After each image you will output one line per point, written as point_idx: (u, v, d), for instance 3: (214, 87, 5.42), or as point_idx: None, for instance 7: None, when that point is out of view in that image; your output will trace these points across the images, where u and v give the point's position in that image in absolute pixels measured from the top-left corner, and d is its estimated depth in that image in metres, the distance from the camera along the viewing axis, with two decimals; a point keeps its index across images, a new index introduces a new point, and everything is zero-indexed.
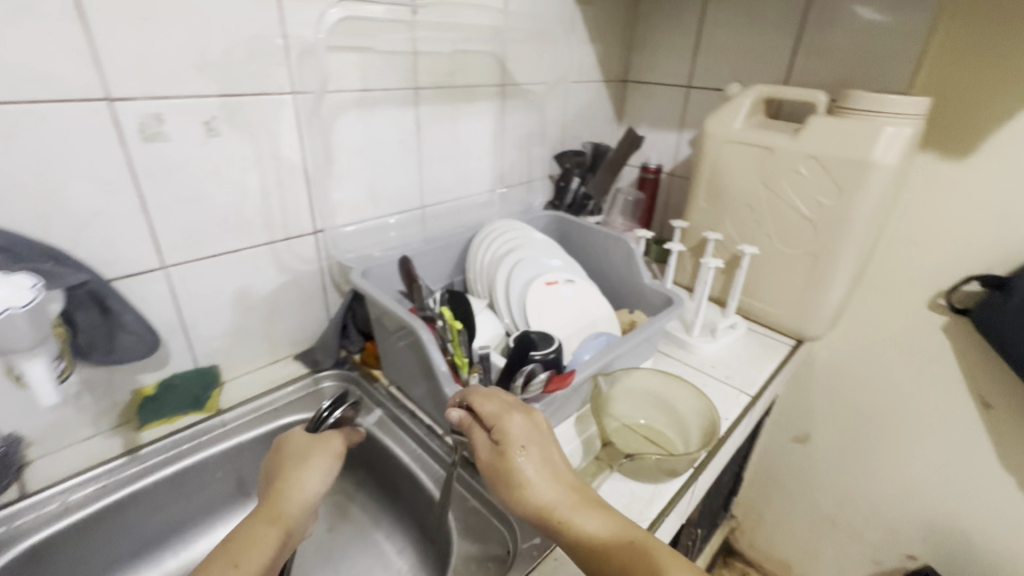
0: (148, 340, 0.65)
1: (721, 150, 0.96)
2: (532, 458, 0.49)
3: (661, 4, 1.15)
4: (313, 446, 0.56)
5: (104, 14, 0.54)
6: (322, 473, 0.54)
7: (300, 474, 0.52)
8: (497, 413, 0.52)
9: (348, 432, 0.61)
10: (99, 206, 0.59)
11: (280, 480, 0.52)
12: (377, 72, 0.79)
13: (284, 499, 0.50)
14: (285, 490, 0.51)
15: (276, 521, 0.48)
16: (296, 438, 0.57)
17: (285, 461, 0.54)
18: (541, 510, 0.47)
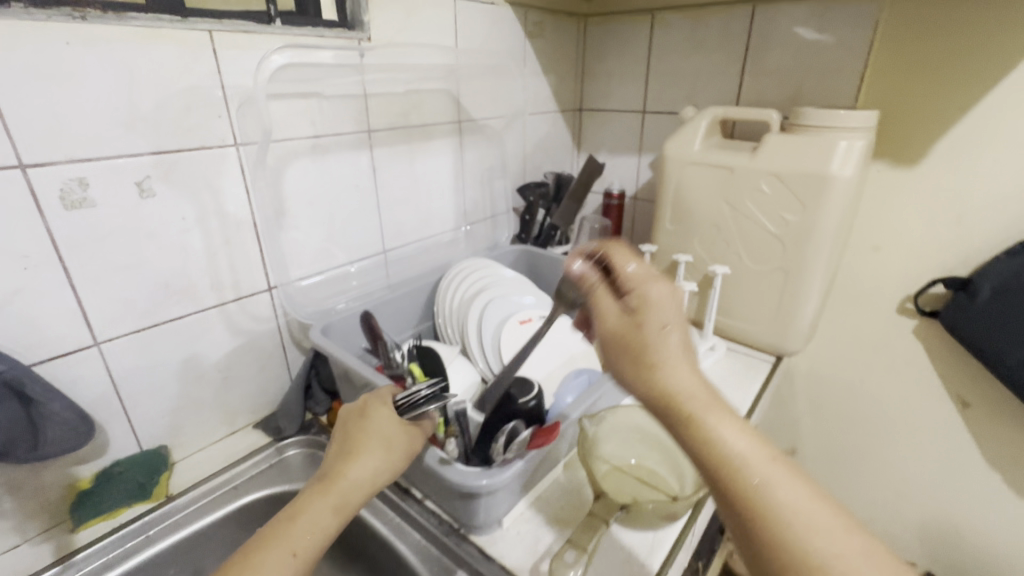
0: (82, 429, 0.58)
1: (683, 173, 0.95)
2: (670, 335, 0.40)
3: (609, 34, 1.17)
4: (393, 435, 0.50)
5: (12, 75, 0.49)
6: (391, 467, 0.49)
7: (372, 462, 0.47)
8: (641, 277, 0.42)
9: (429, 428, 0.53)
10: (16, 284, 0.53)
11: (353, 463, 0.47)
12: (327, 117, 0.75)
13: (350, 491, 0.46)
14: (353, 480, 0.46)
15: (338, 510, 0.44)
16: (379, 418, 0.50)
17: (360, 442, 0.49)
18: (664, 400, 0.39)
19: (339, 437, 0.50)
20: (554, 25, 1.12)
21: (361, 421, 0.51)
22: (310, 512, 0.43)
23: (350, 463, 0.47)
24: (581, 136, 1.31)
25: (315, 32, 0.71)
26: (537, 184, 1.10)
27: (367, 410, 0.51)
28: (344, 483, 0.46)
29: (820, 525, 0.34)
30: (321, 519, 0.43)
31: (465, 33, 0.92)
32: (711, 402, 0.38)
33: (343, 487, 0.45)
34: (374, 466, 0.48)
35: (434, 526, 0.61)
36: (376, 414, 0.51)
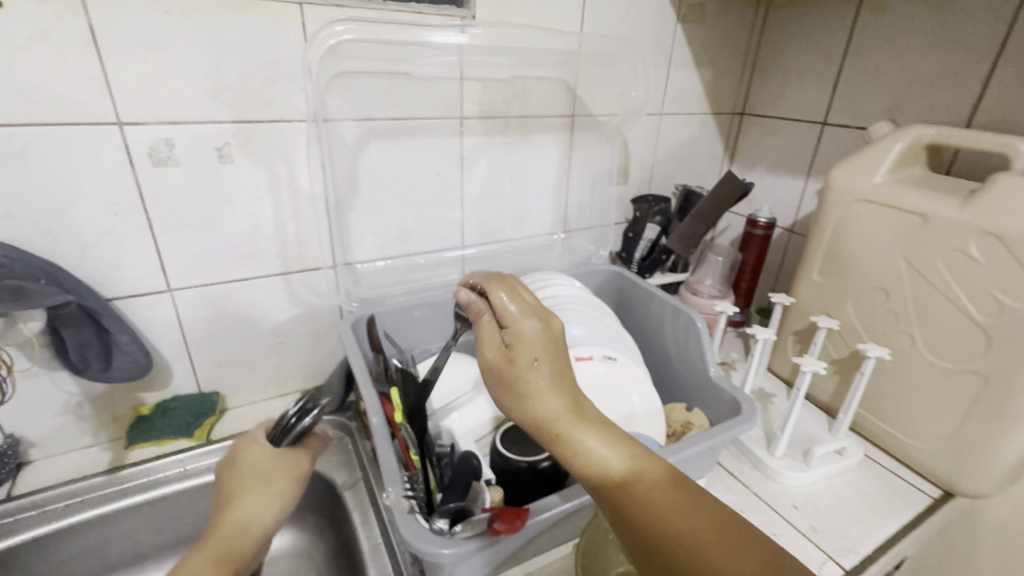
0: (144, 362, 0.64)
1: (850, 212, 0.71)
2: (538, 367, 0.39)
3: (794, 22, 0.93)
4: (272, 468, 0.48)
5: (118, 41, 0.54)
6: (283, 502, 0.48)
7: (257, 501, 0.46)
8: (514, 311, 0.42)
9: (314, 445, 0.55)
10: (106, 226, 0.60)
11: (236, 508, 0.45)
12: (416, 100, 0.72)
13: (237, 538, 0.43)
14: (237, 528, 0.44)
15: (224, 565, 0.41)
16: (251, 459, 0.49)
17: (241, 483, 0.47)
18: (542, 424, 0.38)
19: (218, 491, 0.47)
20: (720, 9, 0.92)
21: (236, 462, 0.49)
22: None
23: (233, 509, 0.45)
24: (736, 146, 1.09)
25: (415, 9, 0.67)
26: (659, 198, 0.94)
27: (240, 452, 0.50)
28: (228, 530, 0.43)
29: (689, 514, 0.34)
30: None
31: (595, 16, 0.80)
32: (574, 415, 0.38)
33: (225, 539, 0.43)
34: (260, 509, 0.46)
35: (406, 566, 0.55)
36: (248, 453, 0.49)
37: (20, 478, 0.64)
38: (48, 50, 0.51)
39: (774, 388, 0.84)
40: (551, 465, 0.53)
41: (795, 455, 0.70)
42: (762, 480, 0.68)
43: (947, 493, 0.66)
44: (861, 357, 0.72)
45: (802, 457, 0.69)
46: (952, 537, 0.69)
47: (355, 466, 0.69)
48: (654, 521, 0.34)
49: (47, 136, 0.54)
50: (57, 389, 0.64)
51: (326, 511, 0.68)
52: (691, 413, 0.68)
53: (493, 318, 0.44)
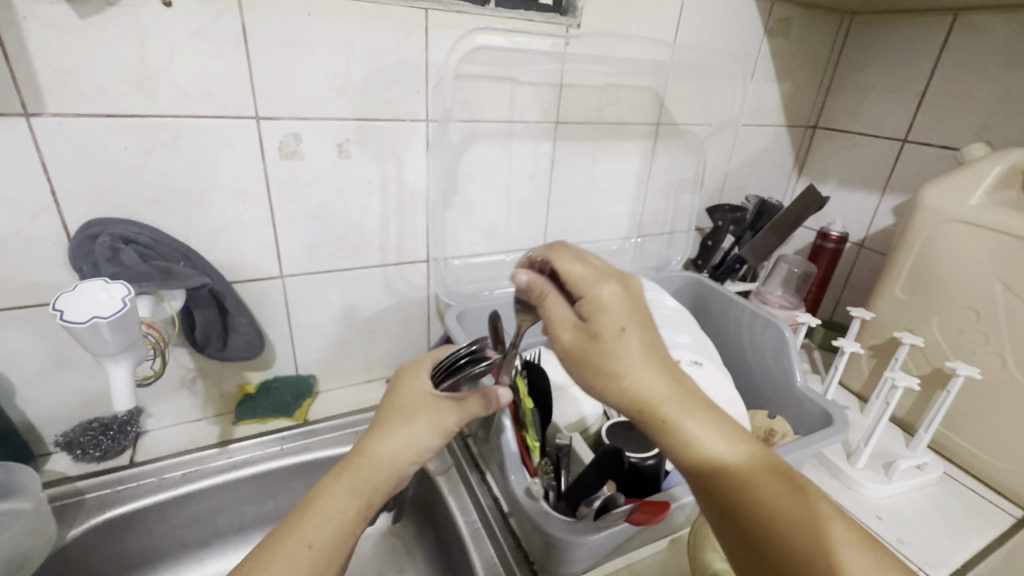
0: (256, 344, 0.68)
1: (942, 232, 0.72)
2: (630, 342, 0.38)
3: (879, 39, 0.93)
4: (418, 411, 0.45)
5: (263, 40, 0.57)
6: (421, 446, 0.45)
7: (396, 442, 0.44)
8: (586, 279, 0.40)
9: (470, 403, 0.47)
10: (234, 213, 0.63)
11: (375, 443, 0.43)
12: (518, 103, 0.74)
13: (374, 473, 0.42)
14: (373, 463, 0.43)
15: (356, 495, 0.41)
16: (408, 395, 0.47)
17: (387, 420, 0.45)
18: (642, 407, 0.37)
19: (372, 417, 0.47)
20: (806, 23, 0.93)
21: (396, 394, 0.48)
22: (323, 504, 0.40)
23: (372, 444, 0.44)
24: (806, 158, 1.09)
25: (526, 16, 0.69)
26: (733, 207, 0.94)
27: (400, 386, 0.49)
28: (364, 463, 0.42)
29: (790, 504, 0.34)
30: (335, 510, 0.40)
31: (688, 27, 0.82)
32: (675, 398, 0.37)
33: (361, 470, 0.42)
34: (398, 447, 0.44)
35: (510, 550, 0.57)
36: (406, 387, 0.48)
37: (139, 445, 0.68)
38: (203, 48, 0.55)
39: (846, 401, 0.85)
40: (655, 463, 0.53)
41: (876, 467, 0.71)
42: (842, 490, 0.69)
43: None
44: (947, 375, 0.73)
45: (884, 470, 0.70)
46: None
47: (447, 452, 0.71)
48: (765, 516, 0.34)
49: (194, 128, 0.58)
50: (177, 364, 0.68)
51: (416, 494, 0.71)
52: (773, 420, 0.69)
53: (562, 292, 0.42)
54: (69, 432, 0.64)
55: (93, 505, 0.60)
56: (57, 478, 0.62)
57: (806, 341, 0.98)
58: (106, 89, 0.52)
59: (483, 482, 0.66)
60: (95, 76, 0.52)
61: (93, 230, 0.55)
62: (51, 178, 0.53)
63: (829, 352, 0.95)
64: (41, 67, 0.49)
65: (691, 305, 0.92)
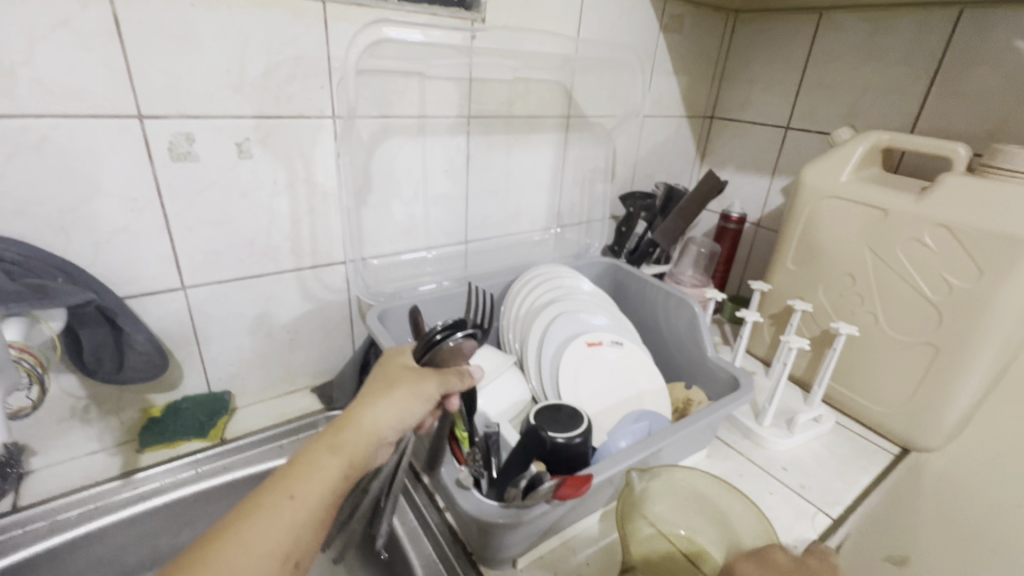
0: (158, 362, 0.63)
1: (820, 208, 0.80)
2: None
3: (760, 35, 1.02)
4: (403, 379, 0.46)
5: (141, 30, 0.52)
6: (405, 412, 0.45)
7: (383, 405, 0.44)
8: None
9: (449, 376, 0.49)
10: (121, 222, 0.58)
11: (362, 405, 0.43)
12: (429, 99, 0.73)
13: (361, 434, 0.42)
14: (359, 424, 0.42)
15: (342, 453, 0.41)
16: (393, 365, 0.48)
17: (372, 387, 0.45)
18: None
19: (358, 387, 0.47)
20: (696, 20, 1.00)
21: (381, 369, 0.49)
22: (311, 460, 0.39)
23: (359, 406, 0.43)
24: (706, 147, 1.17)
25: (430, 10, 0.69)
26: (643, 194, 1.00)
27: (386, 362, 0.49)
28: (352, 423, 0.42)
29: None
30: (322, 465, 0.39)
31: (590, 23, 0.85)
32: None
33: (348, 430, 0.42)
34: (382, 411, 0.44)
35: (448, 544, 0.57)
36: (392, 360, 0.49)
37: (23, 487, 0.61)
38: (69, 39, 0.50)
39: (753, 368, 0.93)
40: (582, 441, 0.54)
41: (780, 424, 0.78)
42: (753, 448, 0.75)
43: (905, 449, 0.77)
44: (832, 335, 0.81)
45: (786, 426, 0.77)
46: (907, 489, 0.80)
47: None
48: None
49: (63, 129, 0.52)
50: (65, 394, 0.61)
51: None
52: (690, 390, 0.73)
53: None
54: None
55: None
56: None
57: (716, 316, 1.06)
58: None
59: (417, 482, 0.65)
60: None
61: None
62: None
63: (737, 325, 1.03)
64: None
65: (612, 290, 0.96)
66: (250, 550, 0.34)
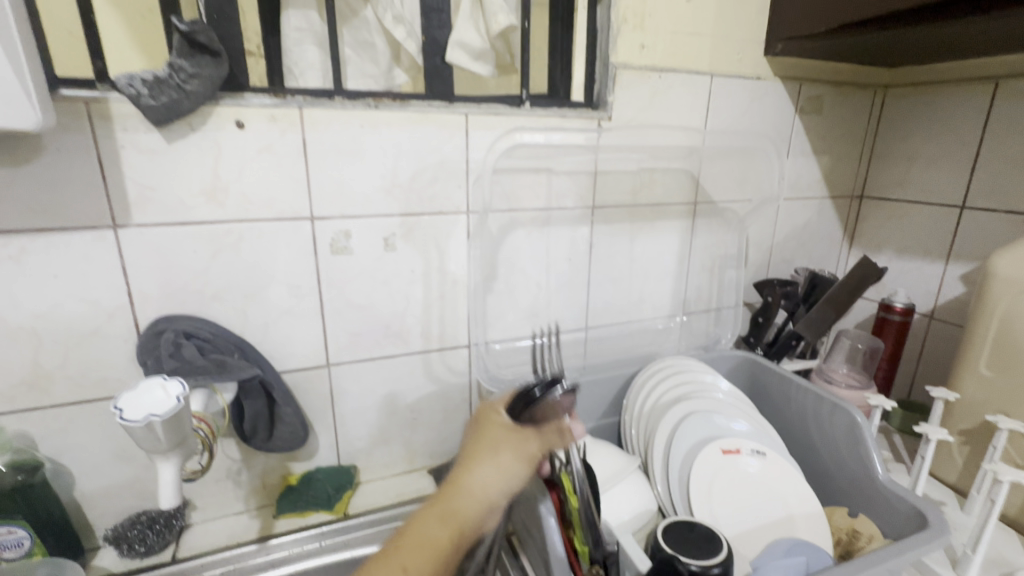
0: (301, 434, 0.68)
1: (1022, 303, 0.65)
2: None
3: (918, 109, 0.92)
4: (505, 441, 0.45)
5: (321, 150, 0.63)
6: (509, 475, 0.44)
7: (488, 469, 0.43)
8: None
9: (549, 432, 0.47)
10: (286, 306, 0.67)
11: (467, 473, 0.43)
12: (556, 192, 0.77)
13: (469, 500, 0.42)
14: (468, 491, 0.42)
15: (450, 518, 0.40)
16: (492, 426, 0.47)
17: (474, 451, 0.45)
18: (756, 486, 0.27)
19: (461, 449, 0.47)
20: (838, 99, 0.94)
21: (478, 429, 0.48)
22: (425, 527, 0.40)
23: (465, 470, 0.43)
24: (856, 229, 1.05)
25: (559, 113, 0.74)
26: (783, 281, 0.91)
27: (482, 420, 0.48)
28: (460, 490, 0.42)
29: None
30: (435, 527, 0.40)
31: (717, 112, 0.84)
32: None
33: (458, 497, 0.42)
34: (486, 476, 0.43)
35: None
36: (490, 419, 0.48)
37: (182, 538, 0.68)
38: (268, 160, 0.61)
39: (940, 496, 0.75)
40: (721, 572, 0.47)
41: None
42: None
43: None
44: None
45: None
46: None
47: None
48: None
49: (255, 230, 0.63)
50: (225, 456, 0.69)
51: None
52: (856, 518, 0.61)
53: None
54: (118, 526, 0.65)
55: None
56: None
57: (882, 424, 0.89)
58: (184, 200, 0.59)
59: None
60: (176, 190, 0.58)
61: (159, 326, 0.60)
62: (129, 281, 0.59)
63: (911, 438, 0.85)
64: (131, 184, 0.56)
65: (747, 386, 0.87)
66: None
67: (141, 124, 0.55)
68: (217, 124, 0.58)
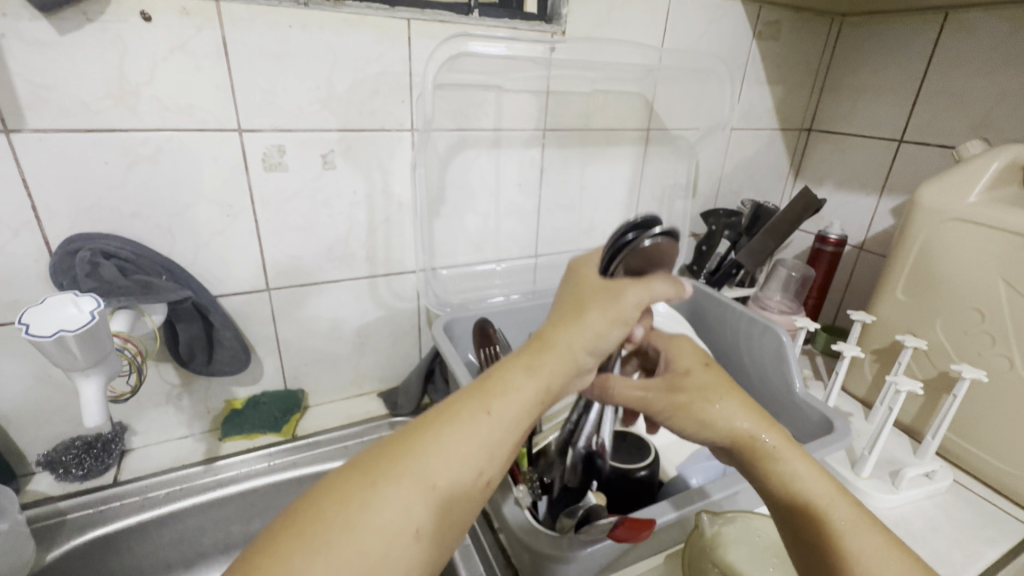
0: (242, 358, 0.67)
1: (940, 231, 0.69)
2: None
3: (871, 39, 0.92)
4: (602, 302, 0.39)
5: (246, 52, 0.57)
6: (602, 338, 0.39)
7: (581, 328, 0.38)
8: None
9: (665, 285, 0.41)
10: (218, 226, 0.63)
11: (564, 326, 0.38)
12: (506, 112, 0.74)
13: (557, 357, 0.37)
14: (561, 345, 0.37)
15: (539, 377, 0.36)
16: (594, 280, 0.42)
17: (576, 301, 0.40)
18: (742, 436, 0.42)
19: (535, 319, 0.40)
20: (797, 25, 0.92)
21: (568, 292, 0.42)
22: (506, 380, 0.35)
23: (561, 324, 0.38)
24: (802, 161, 1.08)
25: (509, 25, 0.70)
26: (728, 212, 0.93)
27: (583, 269, 0.44)
28: (551, 345, 0.37)
29: None
30: (518, 385, 0.35)
31: (676, 32, 0.82)
32: (859, 516, 0.37)
33: (547, 353, 0.37)
34: (580, 334, 0.38)
35: (500, 566, 0.55)
36: (585, 279, 0.42)
37: (123, 462, 0.67)
38: (184, 61, 0.55)
39: (850, 409, 0.82)
40: (648, 473, 0.53)
41: (883, 476, 0.68)
42: None
43: None
44: (953, 379, 0.70)
45: (890, 479, 0.68)
46: None
47: None
48: None
49: (175, 141, 0.57)
50: (163, 380, 0.67)
51: None
52: None
53: None
54: (51, 451, 0.63)
55: (74, 526, 0.59)
56: (39, 499, 0.61)
57: (807, 346, 0.96)
58: (86, 104, 0.53)
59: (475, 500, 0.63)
60: (76, 91, 0.52)
61: (73, 245, 0.55)
62: (32, 195, 0.53)
63: (831, 358, 0.93)
64: (20, 81, 0.50)
65: (688, 313, 0.91)
66: (393, 510, 0.30)
67: (23, 9, 0.48)
68: (118, 14, 0.51)
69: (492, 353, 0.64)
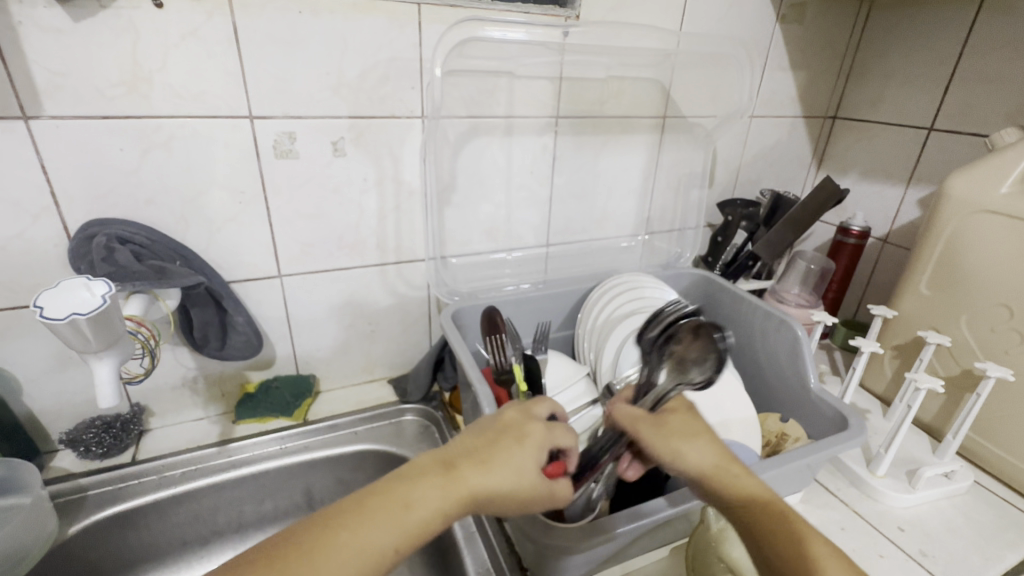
0: (254, 343, 0.68)
1: (968, 224, 0.66)
2: None
3: (902, 21, 0.88)
4: (517, 453, 0.38)
5: (257, 40, 0.57)
6: (510, 490, 0.37)
7: (492, 474, 0.37)
8: None
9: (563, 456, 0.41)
10: (230, 213, 0.64)
11: (477, 469, 0.37)
12: (517, 99, 0.72)
13: (455, 500, 0.36)
14: (470, 490, 0.36)
15: (421, 516, 0.35)
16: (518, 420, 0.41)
17: (493, 445, 0.39)
18: (723, 490, 0.40)
19: (512, 408, 0.42)
20: (823, 7, 0.88)
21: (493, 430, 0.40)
22: (381, 516, 0.34)
23: (477, 462, 0.37)
24: (826, 150, 1.04)
25: (522, 9, 0.69)
26: (746, 202, 0.90)
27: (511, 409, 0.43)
28: (456, 484, 0.36)
29: None
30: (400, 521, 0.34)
31: (694, 16, 0.79)
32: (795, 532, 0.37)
33: (449, 491, 0.36)
34: (491, 479, 0.37)
35: (503, 555, 0.56)
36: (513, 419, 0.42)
37: (141, 442, 0.69)
38: (196, 48, 0.55)
39: (867, 406, 0.80)
40: None
41: (899, 475, 0.66)
42: (863, 500, 0.65)
43: None
44: (977, 377, 0.68)
45: (906, 478, 0.66)
46: None
47: None
48: None
49: (187, 128, 0.58)
50: (178, 364, 0.69)
51: None
52: (786, 423, 0.66)
53: None
54: (73, 430, 0.65)
55: (95, 503, 0.61)
56: (61, 475, 0.63)
57: (825, 341, 0.94)
58: (102, 91, 0.53)
59: None
60: (90, 79, 0.52)
61: (91, 231, 0.56)
62: (51, 181, 0.55)
63: (849, 354, 0.91)
64: (37, 68, 0.50)
65: (702, 306, 0.89)
66: None
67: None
68: (131, 1, 0.51)
69: (499, 340, 0.64)
